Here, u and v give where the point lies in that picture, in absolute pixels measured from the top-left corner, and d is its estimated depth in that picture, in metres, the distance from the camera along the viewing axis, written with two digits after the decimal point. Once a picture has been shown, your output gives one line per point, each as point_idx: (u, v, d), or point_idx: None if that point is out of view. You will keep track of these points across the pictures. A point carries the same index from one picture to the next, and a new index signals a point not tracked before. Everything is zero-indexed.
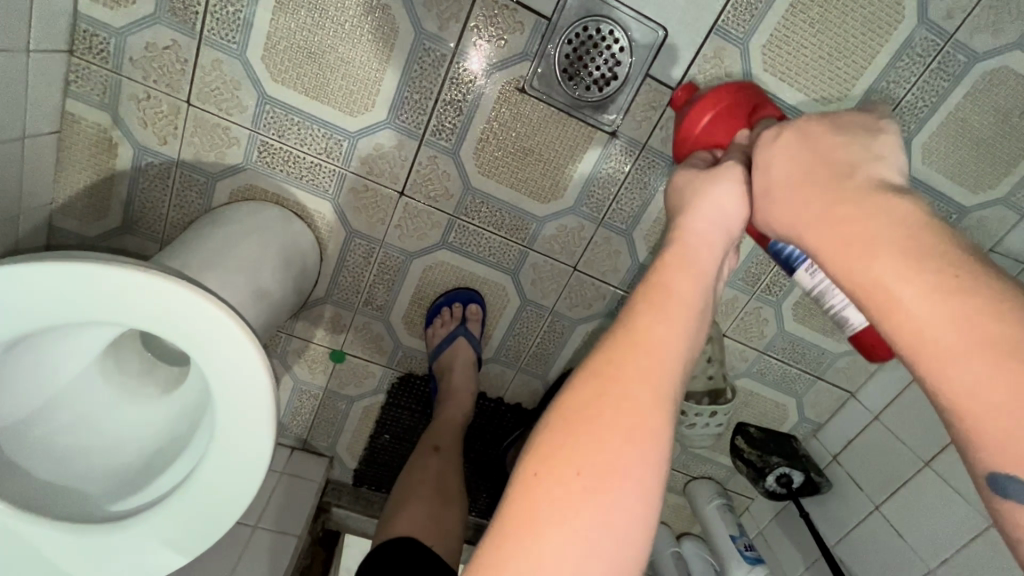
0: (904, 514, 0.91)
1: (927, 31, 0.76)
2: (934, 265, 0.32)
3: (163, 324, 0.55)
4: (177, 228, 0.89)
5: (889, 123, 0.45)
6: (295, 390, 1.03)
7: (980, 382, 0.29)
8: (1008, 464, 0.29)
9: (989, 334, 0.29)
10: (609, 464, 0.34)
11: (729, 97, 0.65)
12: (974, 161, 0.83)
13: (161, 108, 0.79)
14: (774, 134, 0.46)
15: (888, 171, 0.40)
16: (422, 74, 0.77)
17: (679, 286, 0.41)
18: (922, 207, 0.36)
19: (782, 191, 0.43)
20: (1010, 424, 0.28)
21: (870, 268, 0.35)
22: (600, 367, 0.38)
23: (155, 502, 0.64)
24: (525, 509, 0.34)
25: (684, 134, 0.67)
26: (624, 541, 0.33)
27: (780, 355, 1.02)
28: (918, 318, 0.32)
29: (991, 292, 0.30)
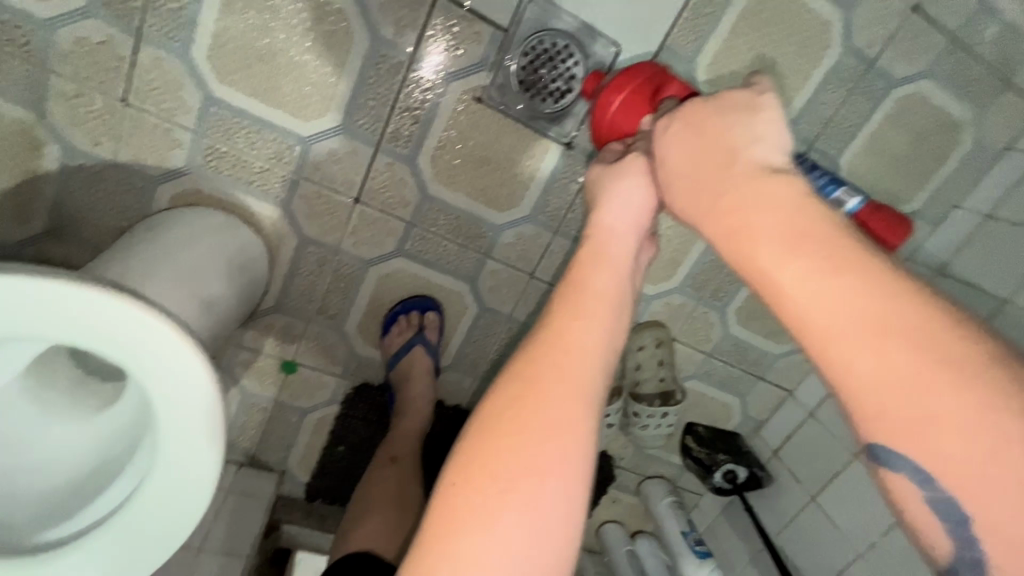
0: (838, 503, 0.98)
1: (852, 58, 0.83)
2: (806, 250, 0.34)
3: (97, 339, 0.52)
4: (112, 235, 0.83)
5: (769, 96, 0.44)
6: (243, 404, 0.99)
7: (857, 361, 0.32)
8: (887, 437, 0.31)
9: (865, 316, 0.32)
10: (528, 464, 0.35)
11: (634, 82, 0.61)
12: (892, 177, 0.92)
13: (94, 107, 0.74)
14: (666, 122, 0.46)
15: (769, 155, 0.41)
16: (379, 80, 0.76)
17: (597, 282, 0.42)
18: (802, 192, 0.37)
19: (678, 183, 0.44)
20: (884, 392, 0.31)
21: (756, 256, 0.36)
22: (522, 370, 0.38)
23: (88, 531, 0.60)
24: (450, 516, 0.34)
25: (597, 121, 0.63)
26: (552, 530, 0.34)
27: (726, 357, 1.08)
28: (803, 305, 0.34)
29: (865, 274, 0.32)
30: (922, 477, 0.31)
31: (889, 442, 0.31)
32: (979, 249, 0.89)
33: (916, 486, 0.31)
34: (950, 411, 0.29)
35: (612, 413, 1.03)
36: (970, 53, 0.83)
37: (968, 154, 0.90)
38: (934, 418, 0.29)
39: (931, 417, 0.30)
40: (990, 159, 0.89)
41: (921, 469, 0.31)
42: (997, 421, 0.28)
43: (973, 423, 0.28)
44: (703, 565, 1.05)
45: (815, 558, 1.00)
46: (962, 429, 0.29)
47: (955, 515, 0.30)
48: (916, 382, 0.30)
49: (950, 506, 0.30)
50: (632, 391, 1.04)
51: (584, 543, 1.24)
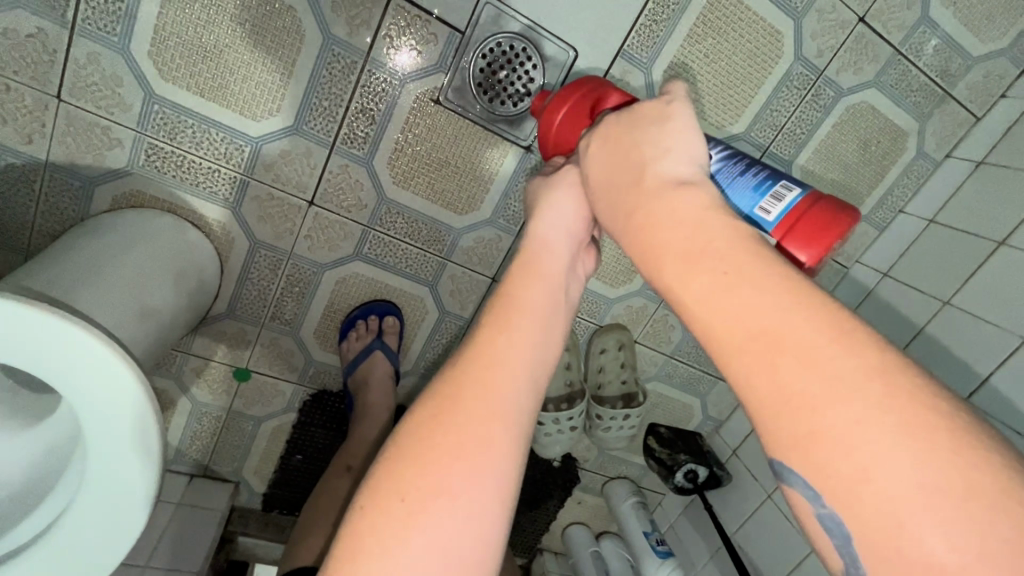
0: (791, 500, 1.00)
1: (803, 67, 0.85)
2: (703, 266, 0.32)
3: (20, 352, 0.49)
4: (47, 238, 0.79)
5: (681, 103, 0.43)
6: (194, 413, 0.95)
7: (756, 378, 0.29)
8: (783, 453, 0.28)
9: (761, 330, 0.29)
10: (428, 494, 0.33)
11: (576, 96, 0.60)
12: (842, 183, 0.95)
13: (25, 103, 0.70)
14: (585, 143, 0.45)
15: (677, 164, 0.39)
16: (332, 81, 0.74)
17: (519, 296, 0.41)
18: (705, 202, 0.35)
19: (598, 196, 0.42)
20: (781, 418, 0.28)
21: (660, 275, 0.35)
22: (442, 390, 0.37)
23: (11, 557, 0.56)
24: (353, 545, 0.33)
25: (543, 136, 0.61)
26: (454, 557, 0.32)
27: (686, 358, 1.09)
28: (705, 321, 0.31)
29: (760, 287, 0.30)
30: (812, 494, 0.27)
31: (783, 458, 0.28)
32: (922, 252, 0.93)
33: (808, 502, 0.28)
34: (842, 431, 0.26)
35: (576, 416, 1.01)
36: (912, 64, 0.87)
37: (911, 162, 0.94)
38: (828, 438, 0.26)
39: (824, 434, 0.26)
40: (931, 167, 0.95)
41: (809, 484, 0.27)
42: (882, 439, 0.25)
43: (861, 443, 0.25)
44: (664, 564, 1.06)
45: (772, 555, 1.03)
46: (849, 446, 0.25)
47: (841, 533, 0.26)
48: (805, 400, 0.27)
49: (838, 525, 0.26)
50: (594, 394, 1.05)
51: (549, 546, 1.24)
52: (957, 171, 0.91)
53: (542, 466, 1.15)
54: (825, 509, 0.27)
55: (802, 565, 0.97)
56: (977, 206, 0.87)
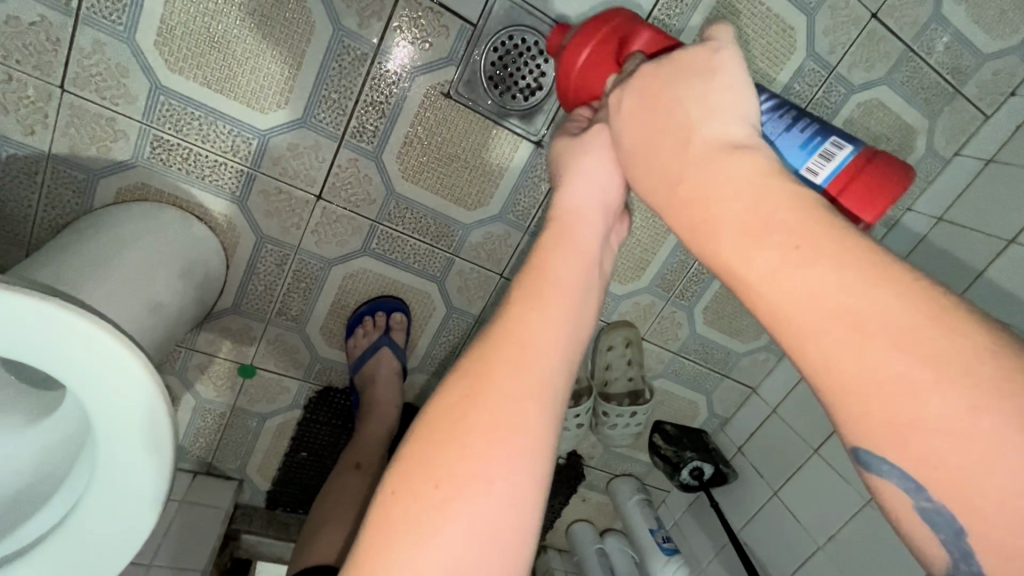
0: (798, 497, 1.00)
1: (815, 63, 0.84)
2: (769, 241, 0.31)
3: (28, 348, 0.48)
4: (49, 232, 0.78)
5: (725, 47, 0.40)
6: (197, 410, 0.94)
7: (837, 360, 0.28)
8: (875, 443, 0.28)
9: (841, 308, 0.28)
10: (466, 477, 0.33)
11: (600, 34, 0.58)
12: None
13: (27, 93, 0.68)
14: (617, 97, 0.43)
15: (725, 127, 0.37)
16: (341, 73, 0.73)
17: (552, 271, 0.40)
18: (766, 171, 0.34)
19: (636, 161, 0.41)
20: (864, 399, 0.28)
21: (716, 250, 0.34)
22: (472, 369, 0.36)
23: (18, 555, 0.55)
24: (385, 528, 0.33)
25: (563, 76, 0.60)
26: (494, 537, 0.33)
27: (693, 355, 1.09)
28: (770, 299, 0.31)
29: (841, 263, 0.29)
30: (915, 488, 0.28)
31: (872, 447, 0.28)
32: (930, 250, 0.93)
33: (907, 494, 0.28)
34: (944, 418, 0.26)
35: (582, 413, 1.02)
36: (923, 62, 0.87)
37: (919, 161, 0.94)
38: (926, 427, 0.26)
39: (921, 423, 0.26)
40: (939, 165, 0.95)
41: (908, 476, 0.28)
42: (993, 429, 0.24)
43: (968, 432, 0.25)
44: (671, 561, 1.06)
45: (778, 552, 1.03)
46: (951, 435, 0.25)
47: (949, 528, 0.27)
48: (902, 386, 0.26)
49: (944, 519, 0.27)
50: (602, 391, 1.03)
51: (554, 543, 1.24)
52: (966, 169, 0.91)
53: None
54: (929, 502, 0.27)
55: (809, 562, 0.98)
56: (986, 206, 0.87)
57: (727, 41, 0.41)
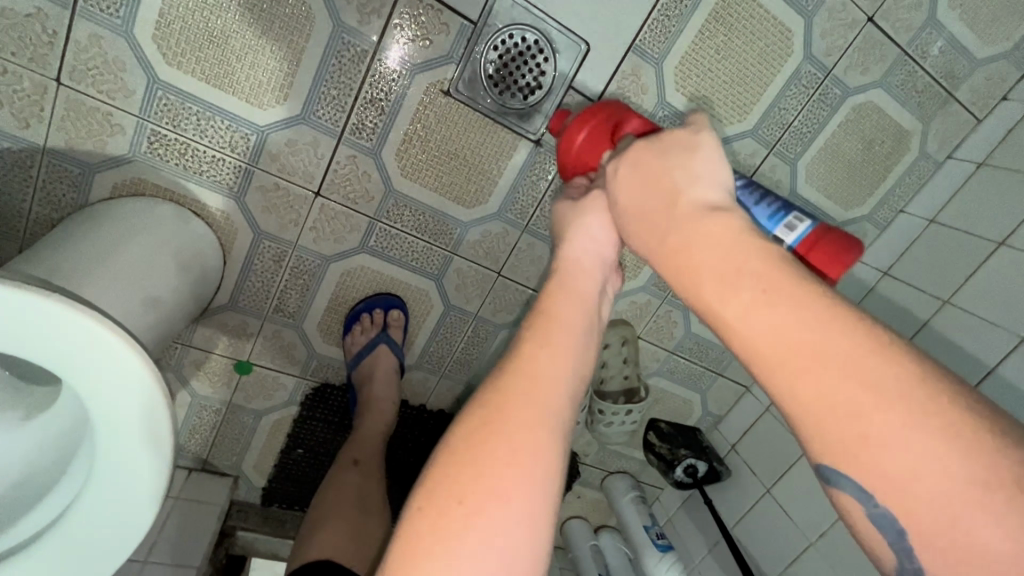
0: (790, 494, 1.02)
1: (812, 66, 0.85)
2: (744, 287, 0.35)
3: (25, 344, 0.48)
4: (44, 227, 0.77)
5: (707, 134, 0.47)
6: (193, 406, 0.93)
7: (804, 390, 0.31)
8: (845, 465, 0.31)
9: (804, 343, 0.32)
10: (488, 499, 0.34)
11: (597, 119, 0.61)
12: (845, 181, 0.96)
13: (22, 86, 0.68)
14: (615, 166, 0.48)
15: (708, 193, 0.42)
16: (341, 70, 0.73)
17: (560, 308, 0.43)
18: (741, 227, 0.39)
19: (633, 220, 0.45)
20: (828, 425, 0.31)
21: (700, 294, 0.37)
22: (486, 396, 0.38)
23: (11, 554, 0.54)
24: (412, 547, 0.33)
25: (563, 155, 0.62)
26: (511, 557, 0.33)
27: (688, 354, 1.10)
28: (753, 342, 0.34)
29: (804, 306, 0.33)
30: (865, 496, 0.30)
31: (833, 463, 0.31)
32: (923, 251, 0.95)
33: (859, 503, 0.31)
34: (894, 436, 0.29)
35: None
36: (917, 65, 0.88)
37: (912, 162, 0.95)
38: (881, 445, 0.29)
39: (874, 440, 0.29)
40: (933, 167, 0.96)
41: (861, 487, 0.30)
42: (933, 443, 0.28)
43: (914, 447, 0.28)
44: (665, 558, 1.06)
45: (770, 548, 1.04)
46: (901, 451, 0.29)
47: (893, 530, 0.30)
48: (859, 412, 0.30)
49: (889, 521, 0.30)
50: (597, 389, 1.05)
51: None
52: (958, 172, 0.93)
53: None
54: (878, 509, 0.30)
55: (800, 558, 0.99)
56: (978, 208, 0.88)
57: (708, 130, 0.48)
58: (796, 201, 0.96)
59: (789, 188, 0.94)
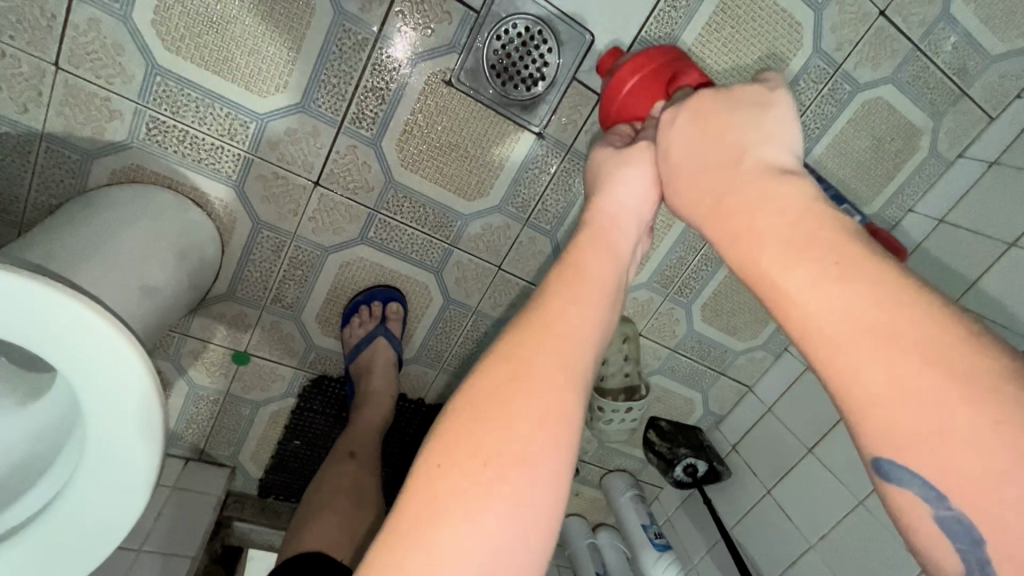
0: (791, 495, 1.00)
1: (821, 60, 0.83)
2: (809, 257, 0.35)
3: (17, 327, 0.47)
4: (42, 213, 0.77)
5: (780, 94, 0.48)
6: (190, 395, 0.93)
7: (862, 368, 0.30)
8: (889, 448, 0.30)
9: (871, 322, 0.31)
10: (510, 460, 0.33)
11: (651, 66, 0.62)
12: (852, 179, 0.94)
13: (20, 70, 0.67)
14: (672, 115, 0.50)
15: (774, 154, 0.43)
16: (341, 57, 0.72)
17: (591, 271, 0.43)
18: (806, 194, 0.39)
19: (687, 178, 0.47)
20: (889, 406, 0.29)
21: (758, 260, 0.38)
22: (514, 352, 0.37)
23: (3, 539, 0.54)
24: (427, 502, 0.32)
25: (610, 98, 0.64)
26: (524, 524, 0.33)
27: (690, 353, 1.09)
28: (801, 303, 0.34)
29: (872, 276, 0.32)
30: (933, 496, 0.29)
31: (895, 457, 0.30)
32: (931, 252, 0.93)
33: (929, 503, 0.29)
34: (967, 431, 0.27)
35: None
36: (930, 61, 0.86)
37: (922, 161, 0.94)
38: (944, 434, 0.27)
39: (939, 433, 0.28)
40: (943, 167, 0.94)
41: (930, 485, 0.29)
42: (1012, 442, 0.25)
43: (984, 442, 0.26)
44: (662, 558, 1.05)
45: (769, 550, 1.03)
46: (966, 442, 0.27)
47: (969, 537, 0.28)
48: (925, 396, 0.28)
49: (965, 528, 0.28)
50: (597, 386, 1.03)
51: None
52: (969, 171, 0.91)
53: None
54: (948, 512, 0.28)
55: (799, 560, 0.98)
56: (988, 208, 0.87)
57: (781, 89, 0.49)
58: None
59: None
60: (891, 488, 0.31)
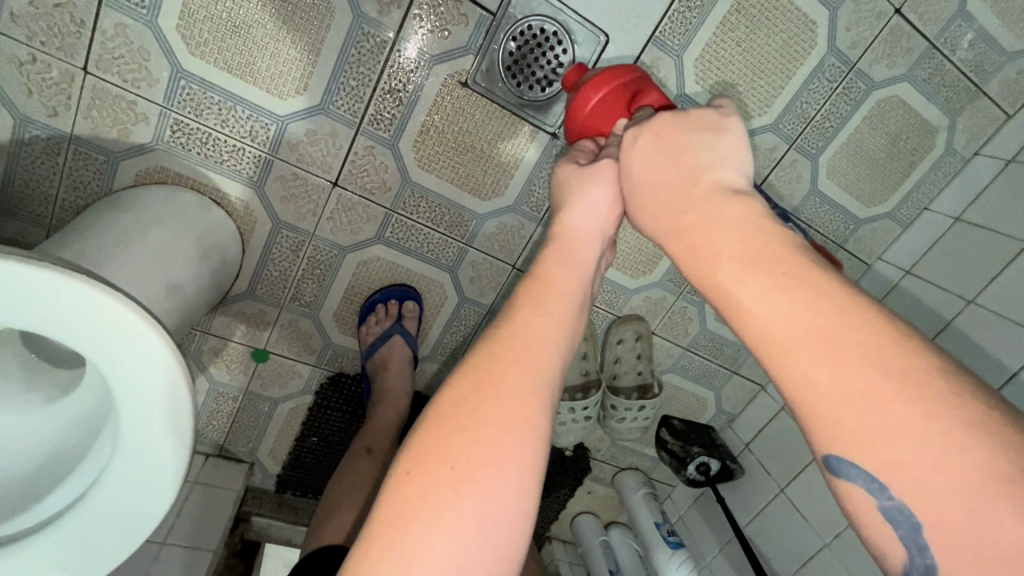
0: (804, 494, 1.00)
1: (836, 59, 0.83)
2: (761, 268, 0.36)
3: (56, 323, 0.49)
4: (69, 213, 0.79)
5: (734, 120, 0.48)
6: (211, 392, 0.95)
7: (812, 374, 0.31)
8: (839, 446, 0.30)
9: (819, 331, 0.32)
10: (478, 463, 0.35)
11: (613, 86, 0.63)
12: (868, 178, 0.94)
13: (50, 74, 0.69)
14: (634, 135, 0.50)
15: (728, 174, 0.44)
16: (361, 60, 0.73)
17: (557, 280, 0.45)
18: (758, 210, 0.40)
19: (647, 197, 0.47)
20: (839, 410, 0.30)
21: (713, 274, 0.38)
22: (480, 363, 0.39)
23: (43, 526, 0.56)
24: (397, 510, 0.33)
25: (573, 117, 0.66)
26: (492, 526, 0.34)
27: (702, 351, 1.09)
28: (756, 317, 0.35)
29: (816, 289, 0.33)
30: (876, 487, 0.30)
31: (845, 453, 0.30)
32: (947, 250, 0.93)
33: (871, 494, 0.30)
34: (909, 428, 0.28)
35: (591, 406, 1.02)
36: (946, 59, 0.85)
37: (938, 159, 0.93)
38: (885, 428, 0.29)
39: (882, 429, 0.29)
40: (959, 164, 0.93)
41: (873, 477, 0.30)
42: (944, 432, 0.27)
43: (923, 435, 0.27)
44: (676, 555, 1.05)
45: (783, 549, 1.03)
46: (908, 436, 0.28)
47: (908, 523, 0.29)
48: (873, 395, 0.29)
49: (904, 515, 0.29)
50: (610, 384, 1.05)
51: (557, 533, 1.25)
52: (987, 169, 0.90)
53: (555, 455, 1.16)
54: (891, 502, 0.29)
55: (813, 559, 0.98)
56: (1005, 205, 0.86)
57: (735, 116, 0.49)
58: (817, 197, 0.95)
59: (809, 184, 0.93)
60: (840, 483, 0.32)
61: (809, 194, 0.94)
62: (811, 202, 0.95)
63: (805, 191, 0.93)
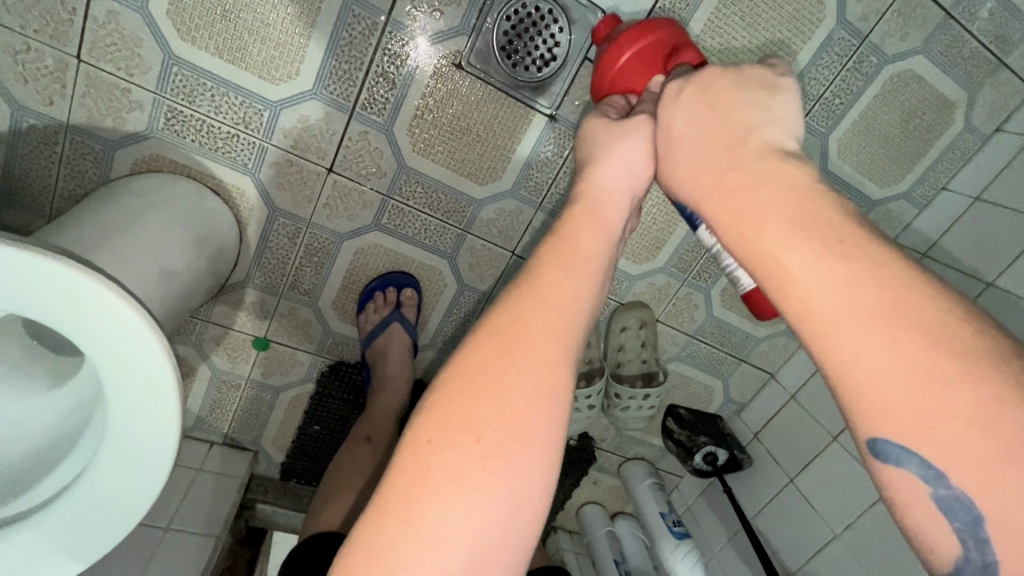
0: (815, 484, 0.97)
1: (846, 31, 0.80)
2: (813, 234, 0.34)
3: (42, 308, 0.49)
4: (68, 202, 0.79)
5: (788, 79, 0.47)
6: (214, 381, 0.96)
7: (865, 349, 0.30)
8: (889, 428, 0.29)
9: (878, 303, 0.30)
10: (508, 431, 0.34)
11: (650, 37, 0.60)
12: (880, 159, 0.90)
13: (45, 64, 0.69)
14: (678, 89, 0.48)
15: (780, 136, 0.42)
16: (351, 42, 0.72)
17: (585, 241, 0.43)
18: (807, 173, 0.38)
19: (681, 158, 0.45)
20: (893, 390, 0.29)
21: (758, 240, 0.36)
22: (507, 323, 0.37)
23: (40, 507, 0.57)
24: (416, 479, 0.32)
25: (603, 72, 0.63)
26: (518, 495, 0.33)
27: (709, 338, 1.07)
28: (806, 283, 0.33)
29: (877, 257, 0.31)
30: (933, 475, 0.28)
31: (895, 437, 0.29)
32: (963, 233, 0.89)
33: (927, 483, 0.29)
34: (971, 409, 0.26)
35: (593, 394, 1.00)
36: (963, 29, 0.81)
37: (956, 137, 0.89)
38: (944, 410, 0.27)
39: (941, 407, 0.27)
40: (979, 141, 0.89)
41: (929, 465, 0.28)
42: (1018, 418, 0.25)
43: (988, 420, 0.26)
44: (680, 545, 1.03)
45: (794, 541, 1.00)
46: (967, 419, 0.26)
47: (967, 515, 0.27)
48: (933, 371, 0.28)
49: (963, 506, 0.27)
50: (614, 372, 1.03)
51: (565, 523, 1.24)
52: (1008, 145, 0.86)
53: None
54: (948, 490, 0.28)
55: (824, 551, 0.95)
56: None
57: (789, 75, 0.48)
58: (827, 178, 0.91)
59: (818, 164, 0.90)
60: (887, 472, 0.30)
61: (818, 175, 0.91)
62: (822, 183, 0.91)
63: (814, 173, 0.90)
